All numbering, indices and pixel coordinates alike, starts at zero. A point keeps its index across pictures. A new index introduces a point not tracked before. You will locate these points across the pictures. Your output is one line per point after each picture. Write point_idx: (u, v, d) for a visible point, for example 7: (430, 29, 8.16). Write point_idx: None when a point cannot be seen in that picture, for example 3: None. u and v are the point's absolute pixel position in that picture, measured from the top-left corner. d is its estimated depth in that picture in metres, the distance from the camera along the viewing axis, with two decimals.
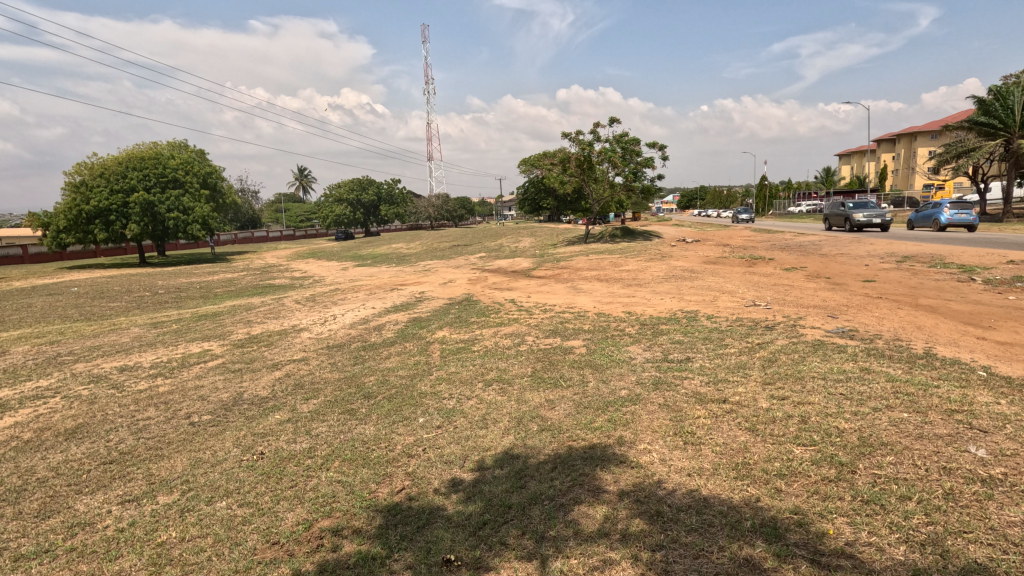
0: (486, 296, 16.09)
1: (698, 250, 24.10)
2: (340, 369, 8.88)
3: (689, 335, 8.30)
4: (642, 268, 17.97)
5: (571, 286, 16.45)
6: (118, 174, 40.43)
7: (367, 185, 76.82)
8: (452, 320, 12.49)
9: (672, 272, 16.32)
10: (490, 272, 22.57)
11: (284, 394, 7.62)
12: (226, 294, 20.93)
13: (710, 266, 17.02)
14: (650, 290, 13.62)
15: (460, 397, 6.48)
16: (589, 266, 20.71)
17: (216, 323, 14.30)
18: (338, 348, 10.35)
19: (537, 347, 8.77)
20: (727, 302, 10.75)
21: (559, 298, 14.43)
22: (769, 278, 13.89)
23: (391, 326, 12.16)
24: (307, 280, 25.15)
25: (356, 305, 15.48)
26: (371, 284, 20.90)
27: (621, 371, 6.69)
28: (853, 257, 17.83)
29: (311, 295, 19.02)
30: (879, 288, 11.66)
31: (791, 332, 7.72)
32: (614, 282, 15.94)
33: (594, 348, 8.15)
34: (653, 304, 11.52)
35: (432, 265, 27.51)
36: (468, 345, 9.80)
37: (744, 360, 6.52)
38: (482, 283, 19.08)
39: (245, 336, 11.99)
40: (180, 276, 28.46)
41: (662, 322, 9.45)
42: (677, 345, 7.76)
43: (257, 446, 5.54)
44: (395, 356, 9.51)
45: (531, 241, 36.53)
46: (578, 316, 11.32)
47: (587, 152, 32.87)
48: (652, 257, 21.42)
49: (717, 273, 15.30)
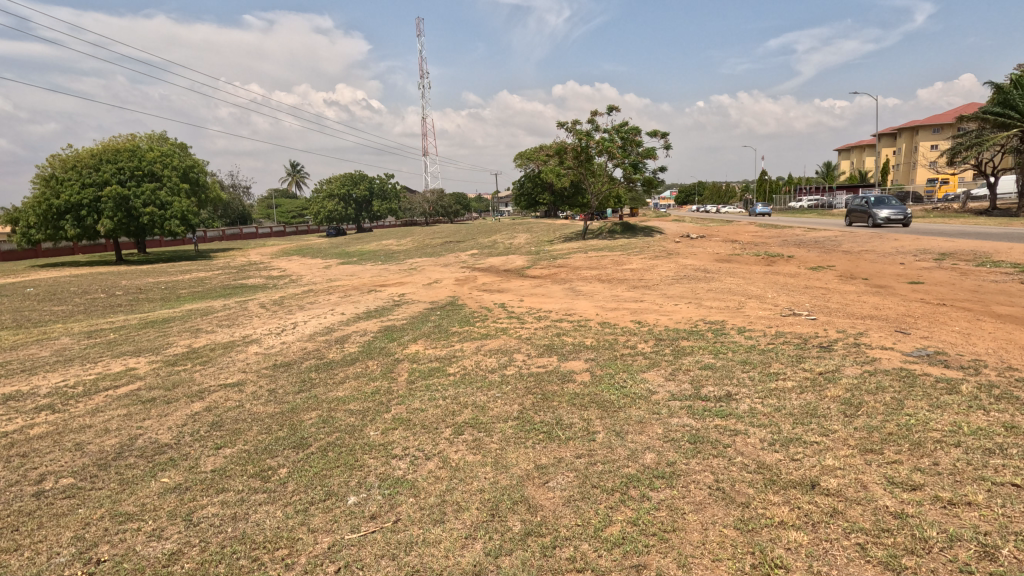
0: (473, 299, 14.29)
1: (705, 246, 22.33)
2: (279, 399, 7.02)
3: (723, 358, 6.47)
4: (647, 268, 16.12)
5: (569, 288, 14.58)
6: (91, 167, 38.43)
7: (359, 179, 74.61)
8: (429, 331, 10.62)
9: (683, 272, 14.48)
10: (481, 271, 20.66)
11: (190, 441, 5.72)
12: (191, 295, 19.08)
13: (724, 266, 15.17)
14: (661, 294, 11.78)
15: (416, 456, 4.65)
16: (589, 264, 18.91)
17: (160, 332, 12.43)
18: (286, 369, 8.45)
19: (528, 371, 6.95)
20: (758, 311, 8.91)
21: (556, 302, 12.61)
22: (797, 280, 12.07)
23: (357, 338, 10.28)
24: (282, 280, 23.22)
25: (324, 311, 13.56)
26: (349, 285, 19.05)
27: (643, 417, 4.87)
28: (882, 255, 16.11)
29: (281, 297, 17.16)
30: (933, 292, 9.89)
31: (859, 355, 5.90)
32: (618, 284, 14.10)
33: (601, 375, 6.32)
34: (667, 312, 9.69)
35: (419, 263, 25.70)
36: (443, 366, 7.94)
37: (813, 401, 4.69)
38: (470, 284, 17.23)
39: (185, 350, 10.13)
40: (149, 275, 26.56)
41: (683, 338, 7.64)
42: (711, 374, 5.94)
43: (101, 546, 3.69)
44: (351, 381, 7.62)
45: (526, 237, 34.69)
46: (579, 326, 9.52)
47: (585, 142, 30.90)
48: (657, 255, 19.61)
49: (735, 274, 13.47)
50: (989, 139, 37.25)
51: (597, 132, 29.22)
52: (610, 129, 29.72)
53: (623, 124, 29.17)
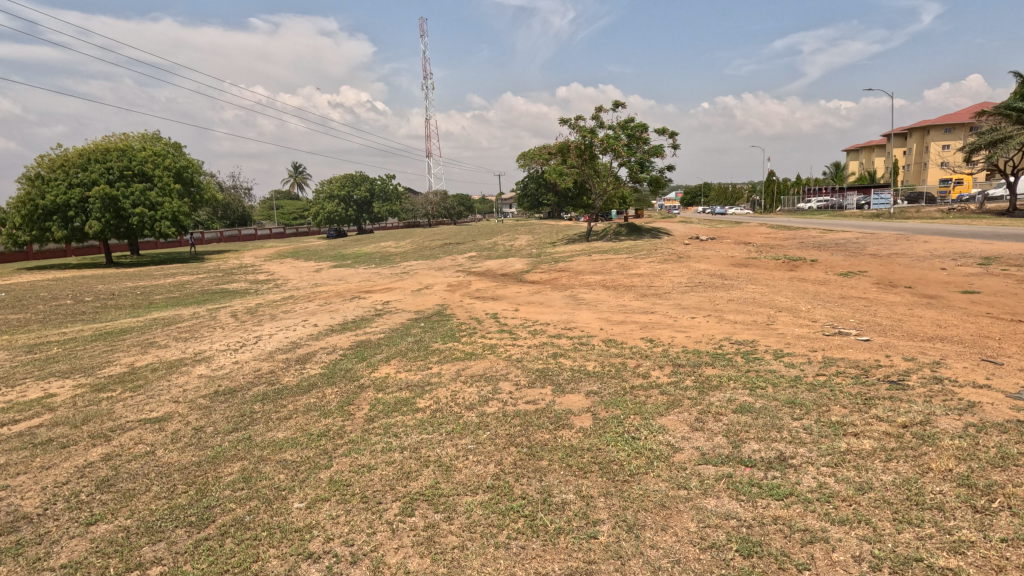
0: (463, 308, 12.90)
1: (717, 249, 20.90)
2: (202, 443, 5.60)
3: (763, 398, 5.02)
4: (656, 273, 14.69)
5: (570, 295, 13.15)
6: (79, 166, 37.28)
7: (360, 180, 73.29)
8: (407, 348, 9.19)
9: (697, 278, 13.06)
10: (476, 276, 19.26)
11: (58, 511, 4.30)
12: (164, 302, 17.76)
13: (743, 271, 13.71)
14: (674, 304, 10.34)
15: (339, 559, 3.23)
16: (593, 269, 17.50)
17: (110, 345, 11.05)
18: (227, 397, 7.04)
19: (514, 410, 5.54)
20: (793, 328, 7.46)
21: (553, 313, 11.19)
22: (829, 289, 10.61)
23: (322, 357, 8.85)
24: (266, 285, 21.85)
25: (295, 322, 12.14)
26: (335, 290, 17.69)
27: (664, 496, 3.45)
28: (915, 258, 14.65)
29: (256, 304, 15.78)
30: (996, 303, 8.42)
31: (948, 398, 4.44)
32: (624, 291, 12.68)
33: (606, 420, 4.89)
34: (683, 328, 8.25)
35: (413, 266, 24.35)
36: (413, 398, 6.53)
37: (912, 478, 3.25)
38: (463, 290, 15.84)
39: (120, 371, 8.72)
40: (130, 278, 25.29)
41: (707, 367, 6.19)
42: (752, 420, 4.50)
43: None
44: (298, 417, 6.20)
45: (527, 239, 33.35)
46: (580, 344, 8.10)
47: (589, 139, 29.43)
48: (666, 259, 18.16)
49: (756, 281, 12.00)
50: (1010, 136, 35.67)
51: (601, 129, 27.74)
52: (615, 126, 28.29)
53: (628, 120, 27.74)
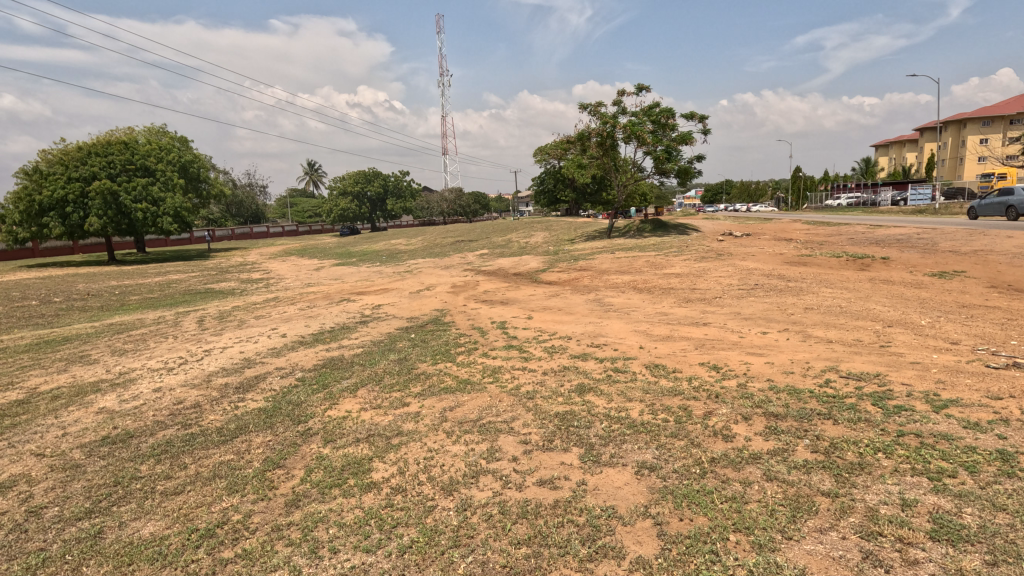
0: (467, 314, 10.74)
1: (759, 245, 18.56)
2: (16, 546, 3.50)
3: (973, 505, 2.74)
4: (696, 274, 12.36)
5: (594, 300, 10.91)
6: (80, 160, 35.92)
7: (373, 176, 71.33)
8: (384, 371, 7.02)
9: (749, 278, 10.72)
10: (485, 275, 17.11)
11: None
12: (137, 304, 15.84)
13: (805, 271, 11.32)
14: (730, 315, 8.05)
15: None
16: (619, 268, 15.27)
17: (33, 359, 9.04)
18: (113, 449, 4.94)
19: (521, 502, 3.33)
20: (928, 353, 5.14)
21: (575, 322, 8.98)
22: (933, 293, 8.22)
23: (271, 385, 6.72)
24: (257, 284, 19.91)
25: (262, 331, 10.05)
26: (326, 291, 15.65)
27: None
28: (1012, 255, 12.14)
29: (232, 307, 13.79)
30: None
31: None
32: (661, 295, 10.46)
33: (684, 545, 2.67)
34: (757, 352, 5.99)
35: (418, 265, 22.25)
36: (369, 460, 4.36)
37: None
38: (468, 292, 13.68)
39: (11, 399, 6.70)
40: (118, 278, 23.59)
41: (828, 425, 3.91)
42: (987, 572, 2.26)
43: None
44: (191, 493, 4.07)
45: (545, 236, 31.15)
46: (613, 373, 5.89)
47: (610, 127, 26.99)
48: (703, 257, 15.76)
49: (829, 283, 9.62)
50: None
51: (623, 115, 25.29)
52: (638, 112, 25.84)
53: (653, 105, 25.30)
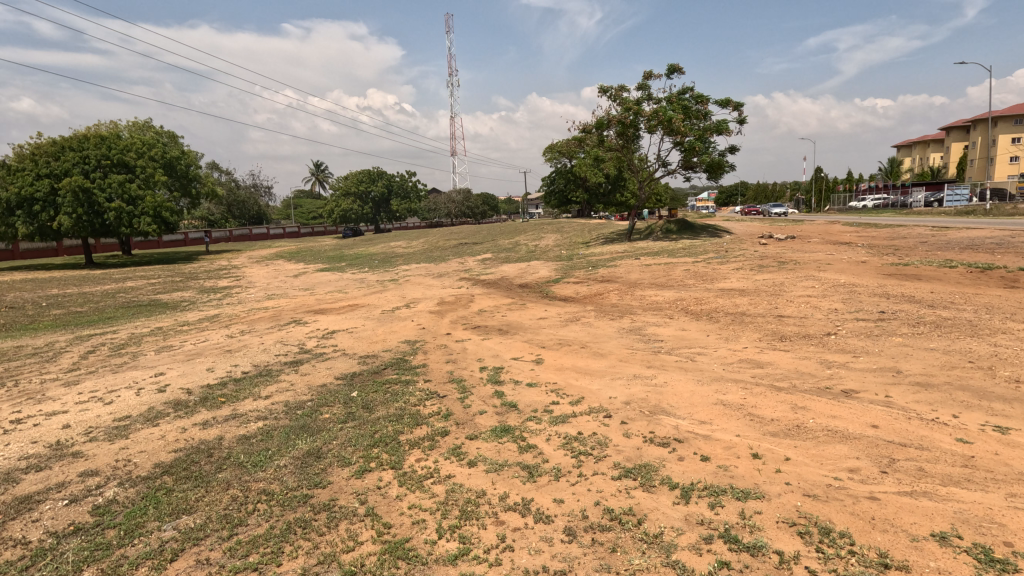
0: (447, 351, 7.40)
1: (821, 250, 15.15)
2: None
3: None
4: (769, 290, 8.94)
5: (632, 330, 7.56)
6: (52, 154, 33.11)
7: (377, 176, 68.27)
8: (263, 493, 3.70)
9: (861, 301, 7.31)
10: (483, 287, 13.71)
11: None
12: (48, 321, 12.66)
13: (935, 289, 7.86)
14: (883, 376, 4.65)
15: None
16: (653, 280, 11.85)
17: None
18: None
19: None
20: None
21: (611, 376, 5.61)
22: None
23: (28, 529, 3.41)
24: (215, 295, 16.70)
25: (140, 376, 6.79)
26: (281, 306, 12.38)
27: None
28: None
29: (150, 330, 10.53)
30: None
31: None
32: (731, 325, 7.08)
33: None
34: None
35: (408, 272, 18.95)
36: None
37: None
38: (457, 312, 10.34)
39: None
40: (66, 286, 20.55)
41: None
42: None
43: None
44: None
45: (557, 238, 27.86)
46: (730, 558, 2.54)
47: (633, 114, 23.53)
48: (761, 265, 12.33)
49: (1005, 312, 6.17)
50: None
51: (649, 101, 21.90)
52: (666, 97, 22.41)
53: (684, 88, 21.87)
